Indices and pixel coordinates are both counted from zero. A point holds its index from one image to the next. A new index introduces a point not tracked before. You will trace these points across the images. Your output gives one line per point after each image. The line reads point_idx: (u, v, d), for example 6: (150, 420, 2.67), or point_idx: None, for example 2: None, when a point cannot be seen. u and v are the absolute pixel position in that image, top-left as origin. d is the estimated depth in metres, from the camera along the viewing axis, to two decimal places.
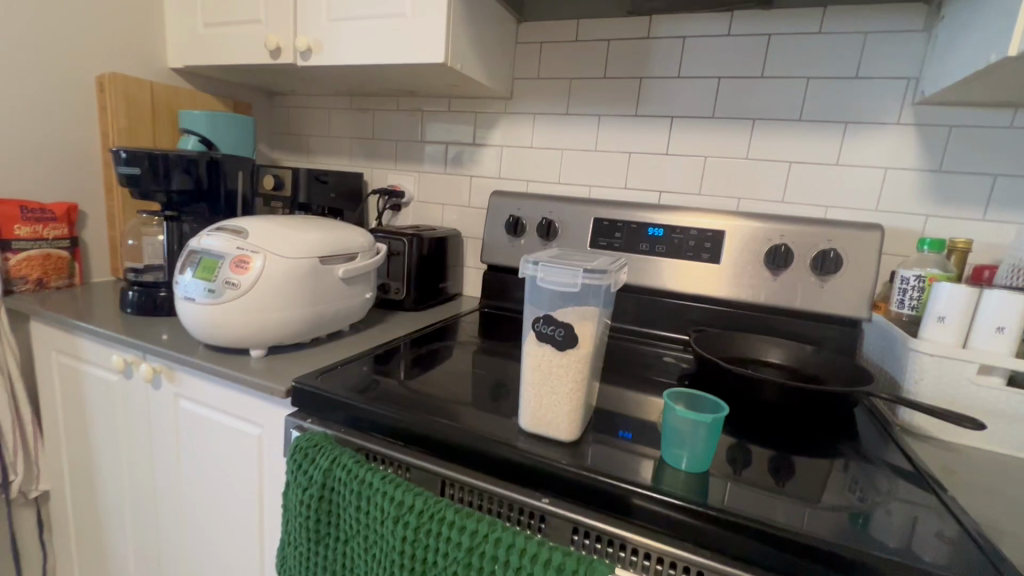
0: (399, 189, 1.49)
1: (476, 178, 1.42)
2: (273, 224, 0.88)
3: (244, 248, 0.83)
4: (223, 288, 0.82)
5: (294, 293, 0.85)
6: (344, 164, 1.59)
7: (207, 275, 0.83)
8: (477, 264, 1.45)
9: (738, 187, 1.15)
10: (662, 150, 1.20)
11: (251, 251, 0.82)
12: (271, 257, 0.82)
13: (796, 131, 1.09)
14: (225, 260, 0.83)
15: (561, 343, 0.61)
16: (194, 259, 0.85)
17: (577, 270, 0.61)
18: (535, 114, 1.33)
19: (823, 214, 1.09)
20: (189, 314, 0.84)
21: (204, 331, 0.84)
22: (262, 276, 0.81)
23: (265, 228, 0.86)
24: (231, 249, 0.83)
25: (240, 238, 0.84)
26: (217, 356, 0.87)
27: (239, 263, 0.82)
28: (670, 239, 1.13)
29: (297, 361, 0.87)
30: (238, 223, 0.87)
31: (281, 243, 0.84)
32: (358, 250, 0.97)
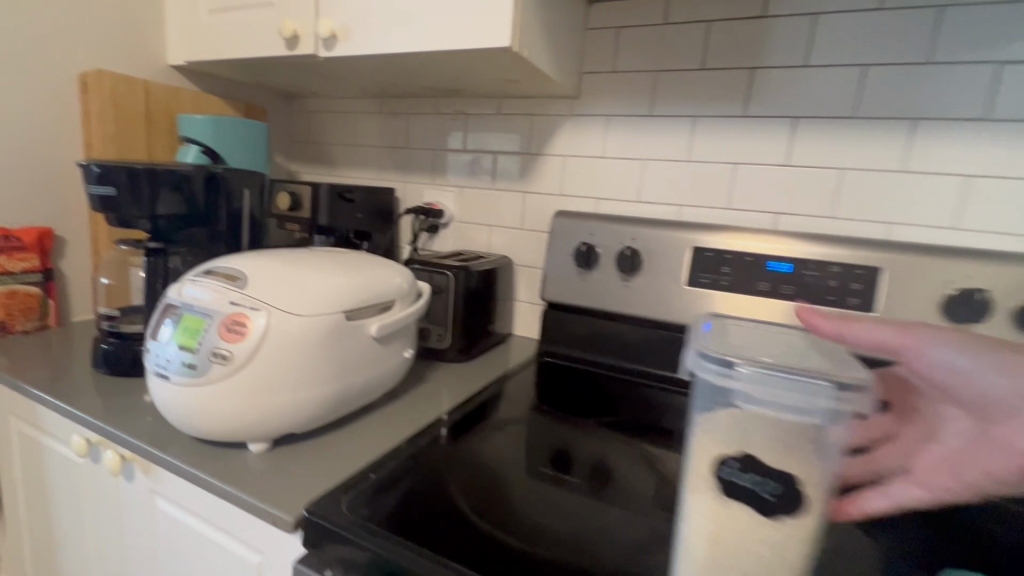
0: (437, 208, 1.25)
1: (531, 195, 1.17)
2: (283, 267, 0.64)
3: (243, 304, 0.58)
4: (208, 361, 0.57)
5: (311, 365, 0.60)
6: (372, 178, 1.36)
7: (188, 340, 0.58)
8: (532, 299, 1.20)
9: (890, 208, 0.87)
10: (779, 160, 0.94)
11: (253, 308, 0.58)
12: (281, 316, 0.58)
13: (979, 134, 0.81)
14: (212, 321, 0.58)
15: (769, 504, 0.41)
16: (171, 316, 0.61)
17: (824, 386, 0.39)
18: (607, 116, 1.07)
19: (1018, 245, 0.81)
20: (161, 395, 0.59)
21: (180, 419, 0.59)
22: (268, 347, 0.57)
23: (274, 273, 0.62)
24: (221, 303, 0.59)
25: (236, 288, 0.60)
26: (202, 450, 0.63)
27: (232, 325, 0.57)
28: (802, 277, 0.86)
29: (311, 460, 0.63)
30: (239, 264, 0.63)
31: (295, 297, 0.60)
32: (397, 296, 0.73)
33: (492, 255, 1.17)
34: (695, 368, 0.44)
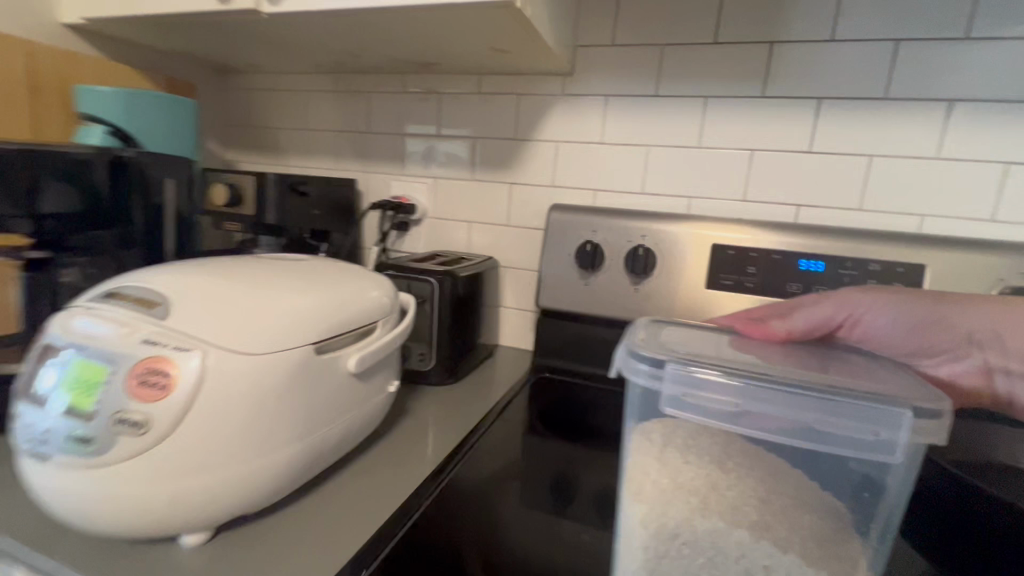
0: (407, 202, 1.08)
1: (519, 186, 1.02)
2: (221, 285, 0.46)
3: (165, 342, 0.41)
4: (111, 428, 0.39)
5: (269, 422, 0.43)
6: (327, 168, 1.17)
7: (78, 399, 0.40)
8: (520, 305, 1.06)
9: (921, 199, 0.80)
10: (802, 147, 0.85)
11: (180, 348, 0.41)
12: (225, 358, 0.41)
13: (1020, 116, 0.74)
14: (114, 368, 0.40)
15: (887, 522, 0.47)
16: (51, 361, 0.42)
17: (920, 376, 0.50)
18: (606, 95, 0.94)
19: None
20: (38, 479, 0.40)
21: (71, 515, 0.40)
22: (206, 403, 0.40)
23: (208, 296, 0.45)
24: (129, 342, 0.41)
25: (152, 319, 0.42)
26: (108, 550, 0.44)
27: (148, 374, 0.40)
28: (837, 277, 0.77)
29: (271, 551, 0.46)
30: (155, 283, 0.45)
31: (244, 329, 0.43)
32: (378, 316, 0.56)
33: (475, 257, 1.02)
34: (911, 438, 0.42)
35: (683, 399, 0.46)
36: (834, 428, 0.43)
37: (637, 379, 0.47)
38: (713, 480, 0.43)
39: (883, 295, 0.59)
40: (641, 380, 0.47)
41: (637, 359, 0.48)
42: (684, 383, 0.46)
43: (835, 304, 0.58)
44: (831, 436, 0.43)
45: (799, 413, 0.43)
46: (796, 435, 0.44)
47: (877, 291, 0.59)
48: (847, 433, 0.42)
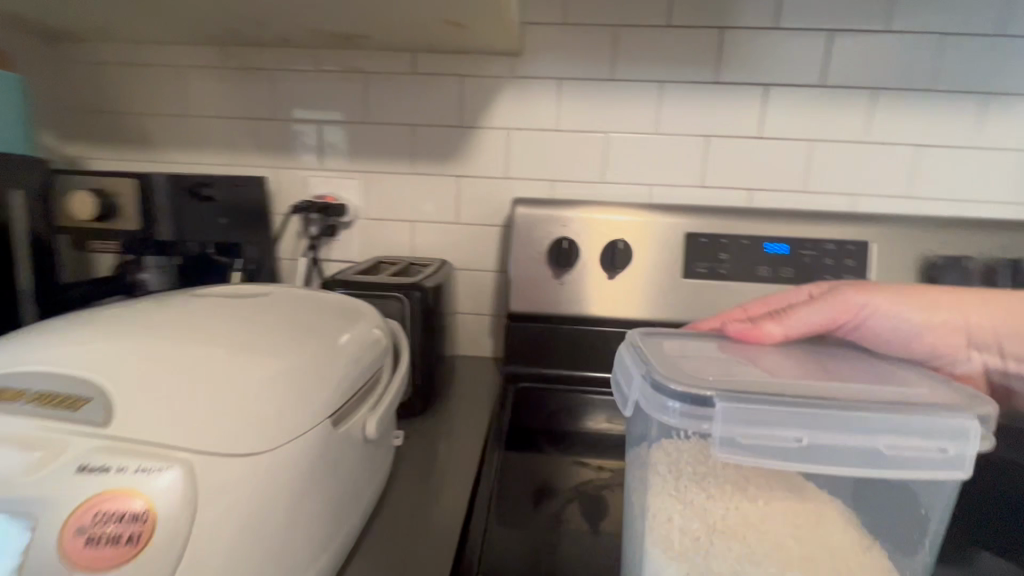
0: (335, 202, 0.92)
1: (469, 179, 0.92)
2: (172, 361, 0.33)
3: (119, 466, 0.28)
4: None
5: (290, 531, 0.32)
6: (221, 163, 0.95)
7: None
8: (477, 309, 0.96)
9: (852, 179, 0.87)
10: (752, 133, 0.87)
11: (149, 468, 0.29)
12: (221, 467, 0.29)
13: (926, 103, 0.84)
14: (34, 524, 0.27)
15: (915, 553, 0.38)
16: None
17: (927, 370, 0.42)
18: (560, 78, 0.88)
19: (953, 209, 0.87)
20: None
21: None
22: (198, 540, 0.28)
23: (168, 379, 0.32)
24: (52, 477, 0.28)
25: (82, 432, 0.29)
26: None
27: (91, 516, 0.27)
28: (799, 257, 0.80)
29: None
30: (72, 373, 0.32)
31: (239, 420, 0.31)
32: (380, 360, 0.46)
33: (426, 261, 0.90)
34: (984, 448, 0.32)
35: (735, 440, 0.32)
36: (908, 454, 0.32)
37: (668, 418, 0.33)
38: (761, 533, 0.31)
39: (882, 291, 0.48)
40: (674, 422, 0.33)
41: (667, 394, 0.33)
42: (736, 418, 0.32)
43: (834, 301, 0.46)
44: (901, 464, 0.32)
45: (869, 440, 0.32)
46: (860, 467, 0.32)
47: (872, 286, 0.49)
48: (920, 457, 0.32)
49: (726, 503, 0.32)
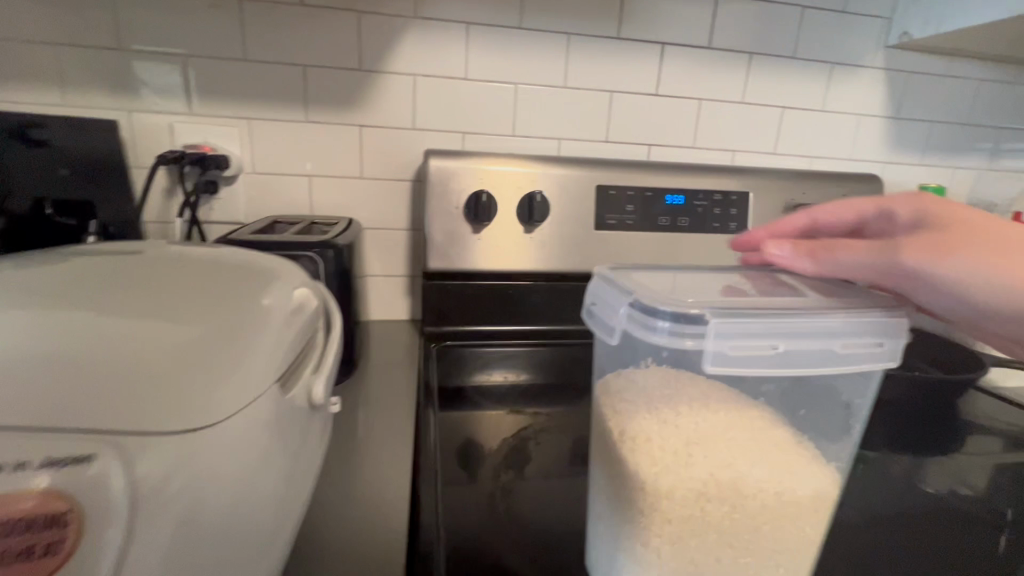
0: (212, 152, 0.79)
1: (372, 129, 0.85)
2: (68, 343, 0.27)
3: (21, 462, 0.23)
4: None
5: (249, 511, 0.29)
6: (49, 103, 0.76)
7: None
8: (390, 270, 0.91)
9: (733, 137, 0.97)
10: (651, 90, 0.92)
11: (63, 463, 0.24)
12: (158, 447, 0.25)
13: (789, 70, 0.96)
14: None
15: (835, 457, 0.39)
16: None
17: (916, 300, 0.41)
18: (467, 23, 0.83)
19: (809, 164, 1.01)
20: None
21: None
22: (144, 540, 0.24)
23: (74, 360, 0.26)
24: None
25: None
26: None
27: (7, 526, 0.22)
28: (694, 207, 0.88)
29: None
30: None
31: (171, 394, 0.26)
32: (313, 320, 0.41)
33: (331, 220, 0.82)
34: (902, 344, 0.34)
35: (727, 353, 0.29)
36: (866, 359, 0.31)
37: (657, 339, 0.29)
38: (737, 453, 0.29)
39: (970, 250, 0.37)
40: (663, 342, 0.29)
41: (652, 314, 0.29)
42: (727, 334, 0.29)
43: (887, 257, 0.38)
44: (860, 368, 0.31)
45: (838, 348, 0.30)
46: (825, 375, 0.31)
47: (963, 240, 0.38)
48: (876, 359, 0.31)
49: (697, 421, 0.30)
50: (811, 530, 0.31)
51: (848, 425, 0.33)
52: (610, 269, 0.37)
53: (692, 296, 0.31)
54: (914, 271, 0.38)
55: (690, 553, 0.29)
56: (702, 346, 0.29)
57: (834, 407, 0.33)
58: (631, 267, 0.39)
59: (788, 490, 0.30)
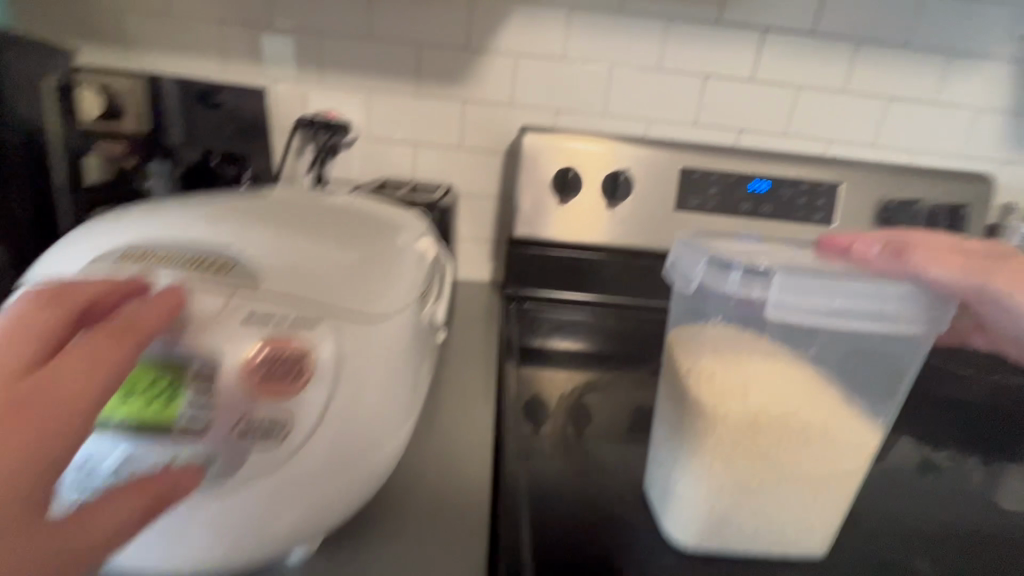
0: (338, 119, 0.91)
1: (474, 104, 0.93)
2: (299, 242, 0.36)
3: (282, 316, 0.31)
4: (244, 436, 0.30)
5: (400, 390, 0.38)
6: (213, 70, 0.90)
7: (163, 412, 0.29)
8: (477, 235, 1.00)
9: (829, 126, 0.95)
10: (746, 76, 0.92)
11: (301, 323, 0.32)
12: (356, 324, 0.34)
13: (900, 59, 0.92)
14: (199, 368, 0.29)
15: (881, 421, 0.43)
16: (98, 427, 0.28)
17: None
18: (570, 6, 0.88)
19: (910, 159, 0.97)
20: (149, 548, 0.31)
21: (130, 564, 0.31)
22: (345, 388, 0.33)
23: (303, 254, 0.35)
24: (231, 319, 0.30)
25: (250, 290, 0.31)
26: None
27: (272, 363, 0.30)
28: (778, 195, 0.89)
29: (408, 529, 0.40)
30: (208, 245, 0.34)
31: (361, 289, 0.35)
32: (436, 261, 0.50)
33: (432, 185, 0.92)
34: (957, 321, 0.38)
35: (787, 304, 0.34)
36: (920, 326, 0.35)
37: (728, 286, 0.35)
38: (787, 390, 0.35)
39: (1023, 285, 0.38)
40: (733, 289, 0.35)
41: (726, 265, 0.35)
42: (789, 288, 0.34)
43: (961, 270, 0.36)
44: (913, 337, 0.35)
45: (895, 314, 0.34)
46: (877, 337, 0.35)
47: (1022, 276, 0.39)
48: (930, 328, 0.35)
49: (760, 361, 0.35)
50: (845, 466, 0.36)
51: (897, 390, 0.37)
52: (693, 235, 0.43)
53: (763, 257, 0.36)
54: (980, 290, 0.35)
55: (739, 470, 0.36)
56: (766, 295, 0.34)
57: (888, 370, 0.37)
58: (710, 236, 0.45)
59: (832, 429, 0.35)
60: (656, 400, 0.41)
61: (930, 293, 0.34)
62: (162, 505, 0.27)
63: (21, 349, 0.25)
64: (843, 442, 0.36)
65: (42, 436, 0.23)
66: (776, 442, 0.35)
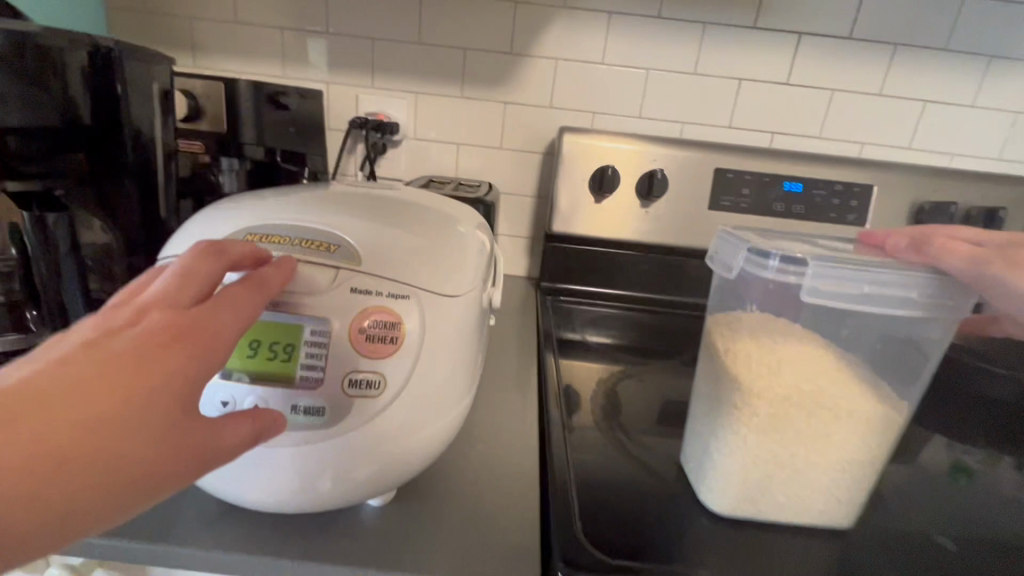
0: (387, 120, 0.97)
1: (515, 106, 0.97)
2: (388, 222, 0.40)
3: (377, 291, 0.37)
4: (345, 390, 0.36)
5: (467, 364, 0.42)
6: (273, 74, 0.97)
7: (283, 364, 0.35)
8: (514, 231, 1.05)
9: (864, 129, 0.97)
10: (781, 78, 0.94)
11: (398, 295, 0.37)
12: (435, 302, 0.38)
13: (937, 62, 0.93)
14: (316, 328, 0.36)
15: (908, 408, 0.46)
16: (235, 367, 0.35)
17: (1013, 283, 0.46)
18: (610, 12, 0.92)
19: (946, 161, 0.98)
20: (260, 480, 0.37)
21: (240, 493, 0.37)
22: (425, 357, 0.38)
23: (392, 233, 0.39)
24: (338, 291, 0.36)
25: (350, 267, 0.37)
26: (301, 532, 0.39)
27: (371, 331, 0.36)
28: (812, 196, 0.91)
29: (466, 487, 0.45)
30: (316, 229, 0.39)
31: (440, 270, 0.40)
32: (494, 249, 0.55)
33: (473, 182, 0.96)
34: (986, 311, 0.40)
35: (823, 291, 0.37)
36: (944, 314, 0.38)
37: (766, 273, 0.38)
38: (820, 371, 0.38)
39: None
40: (771, 276, 0.39)
41: (766, 255, 0.39)
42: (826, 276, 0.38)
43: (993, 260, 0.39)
44: (938, 325, 0.39)
45: (923, 303, 0.37)
46: (902, 324, 0.39)
47: None
48: (954, 317, 0.38)
49: (796, 342, 0.39)
50: (872, 444, 0.40)
51: (922, 375, 0.40)
52: (737, 229, 0.46)
53: (803, 249, 0.40)
54: (1005, 282, 0.37)
55: (772, 442, 0.39)
56: (802, 282, 0.38)
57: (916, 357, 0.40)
58: (753, 231, 0.48)
59: (860, 409, 0.38)
60: (695, 379, 0.45)
61: (954, 279, 0.37)
62: (261, 439, 0.31)
63: (195, 284, 0.30)
64: (871, 421, 0.39)
65: (207, 356, 0.28)
66: (807, 418, 0.38)
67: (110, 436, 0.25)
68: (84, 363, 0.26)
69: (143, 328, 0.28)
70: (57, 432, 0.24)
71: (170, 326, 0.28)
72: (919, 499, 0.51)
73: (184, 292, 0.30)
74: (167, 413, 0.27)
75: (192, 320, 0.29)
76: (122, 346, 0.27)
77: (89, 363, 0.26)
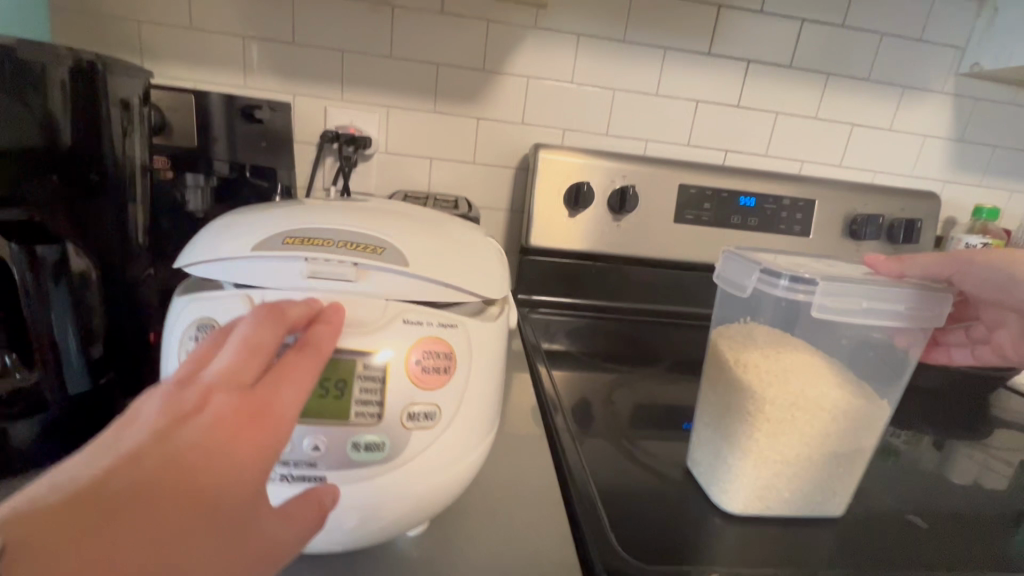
0: (359, 134, 0.95)
1: (488, 122, 0.99)
2: (428, 240, 0.40)
3: (428, 322, 0.37)
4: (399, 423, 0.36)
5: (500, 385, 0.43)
6: (233, 84, 0.92)
7: (339, 401, 0.35)
8: None
9: (804, 148, 1.07)
10: (733, 102, 1.03)
11: (446, 324, 0.38)
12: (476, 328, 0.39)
13: (862, 91, 1.05)
14: (368, 362, 0.36)
15: None
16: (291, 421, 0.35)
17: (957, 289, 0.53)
18: (578, 34, 0.96)
19: (871, 177, 1.10)
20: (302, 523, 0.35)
21: None
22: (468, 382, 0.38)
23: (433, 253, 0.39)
24: (390, 322, 0.37)
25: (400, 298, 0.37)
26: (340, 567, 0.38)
27: (422, 361, 0.36)
28: (764, 209, 0.99)
29: (494, 506, 0.46)
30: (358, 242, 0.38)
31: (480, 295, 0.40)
32: None
33: (449, 197, 0.97)
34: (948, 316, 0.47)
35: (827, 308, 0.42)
36: (924, 324, 0.43)
37: (777, 291, 0.43)
38: (821, 376, 0.43)
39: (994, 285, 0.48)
40: (782, 294, 0.43)
41: (778, 275, 0.43)
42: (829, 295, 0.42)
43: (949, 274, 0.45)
44: (918, 332, 0.44)
45: (906, 315, 0.43)
46: (889, 333, 0.44)
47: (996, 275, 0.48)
48: (930, 326, 0.44)
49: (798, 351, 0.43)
50: (863, 436, 0.45)
51: (902, 376, 0.46)
52: (740, 248, 0.51)
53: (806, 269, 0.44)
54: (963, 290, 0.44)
55: (782, 443, 0.43)
56: (810, 300, 0.42)
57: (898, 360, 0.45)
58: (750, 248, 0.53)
59: (855, 406, 0.43)
60: (704, 388, 0.49)
61: (930, 292, 0.43)
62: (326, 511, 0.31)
63: (257, 358, 0.30)
64: (863, 418, 0.44)
65: (280, 433, 0.28)
66: (813, 420, 0.43)
67: (200, 526, 0.24)
68: (162, 453, 0.24)
69: (217, 411, 0.27)
70: (150, 531, 0.22)
71: (242, 406, 0.27)
72: (885, 482, 0.58)
73: (245, 368, 0.29)
74: (247, 498, 0.26)
75: (261, 397, 0.28)
76: (198, 431, 0.26)
77: (170, 453, 0.24)
